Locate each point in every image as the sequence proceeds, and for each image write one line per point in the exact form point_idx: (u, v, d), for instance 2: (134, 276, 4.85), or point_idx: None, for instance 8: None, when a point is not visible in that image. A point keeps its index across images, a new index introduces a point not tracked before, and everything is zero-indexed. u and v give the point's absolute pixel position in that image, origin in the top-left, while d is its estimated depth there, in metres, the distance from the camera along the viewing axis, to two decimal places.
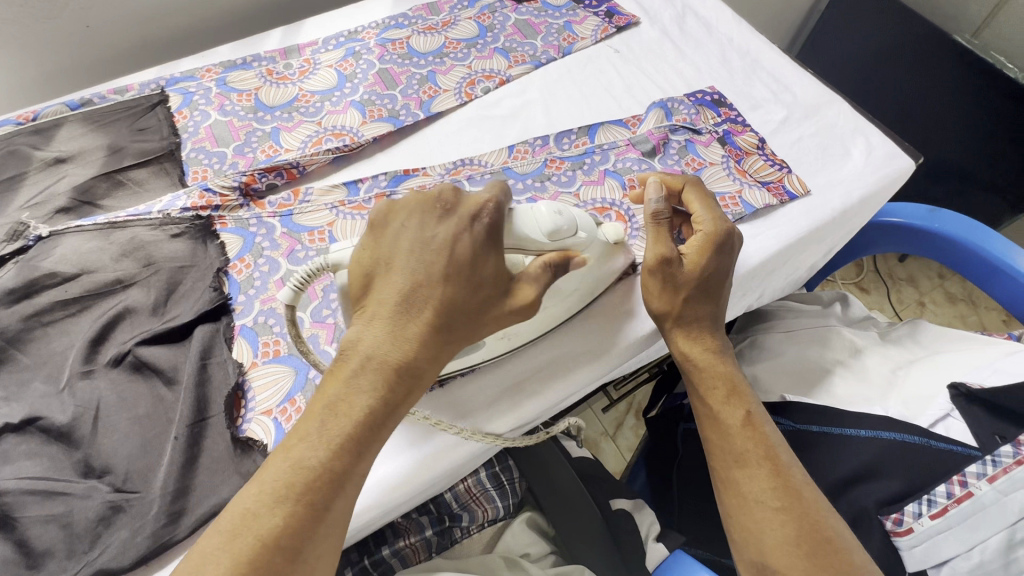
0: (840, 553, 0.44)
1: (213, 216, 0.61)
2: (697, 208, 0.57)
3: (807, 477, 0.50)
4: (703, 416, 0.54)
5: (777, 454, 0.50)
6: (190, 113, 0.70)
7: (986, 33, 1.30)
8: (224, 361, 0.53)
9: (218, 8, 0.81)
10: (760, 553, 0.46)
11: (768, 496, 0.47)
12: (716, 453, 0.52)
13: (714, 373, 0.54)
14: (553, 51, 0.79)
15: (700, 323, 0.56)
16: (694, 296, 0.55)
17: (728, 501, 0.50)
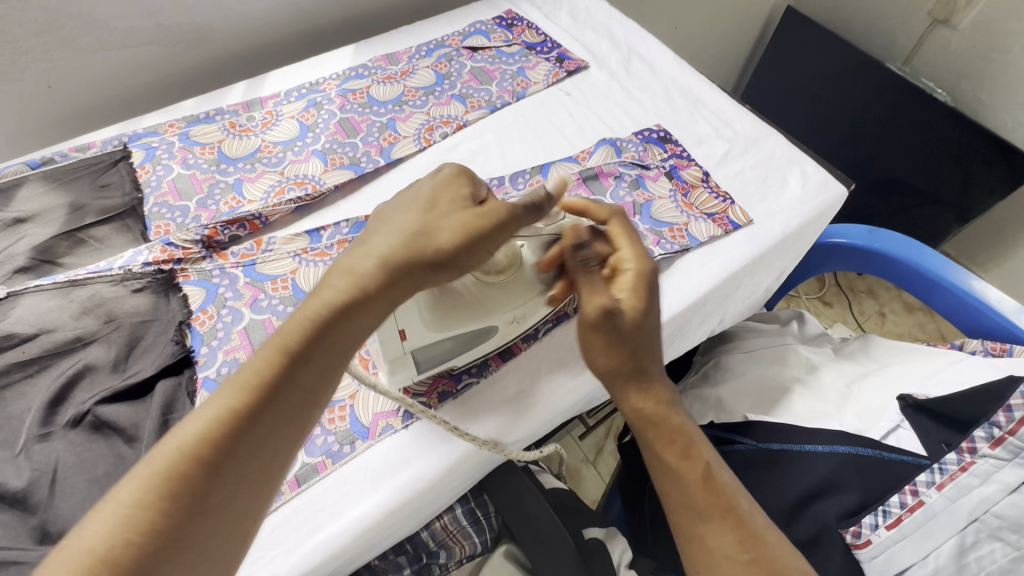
0: None
1: (176, 269, 0.62)
2: (626, 243, 0.57)
3: (769, 520, 0.50)
4: (659, 472, 0.53)
5: (736, 503, 0.50)
6: (152, 168, 0.71)
7: (915, 62, 1.43)
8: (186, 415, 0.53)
9: (182, 65, 0.83)
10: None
11: (734, 549, 0.47)
12: (679, 512, 0.51)
13: (664, 426, 0.53)
14: (507, 96, 0.83)
15: (641, 374, 0.54)
16: (642, 348, 0.54)
17: (697, 562, 0.49)
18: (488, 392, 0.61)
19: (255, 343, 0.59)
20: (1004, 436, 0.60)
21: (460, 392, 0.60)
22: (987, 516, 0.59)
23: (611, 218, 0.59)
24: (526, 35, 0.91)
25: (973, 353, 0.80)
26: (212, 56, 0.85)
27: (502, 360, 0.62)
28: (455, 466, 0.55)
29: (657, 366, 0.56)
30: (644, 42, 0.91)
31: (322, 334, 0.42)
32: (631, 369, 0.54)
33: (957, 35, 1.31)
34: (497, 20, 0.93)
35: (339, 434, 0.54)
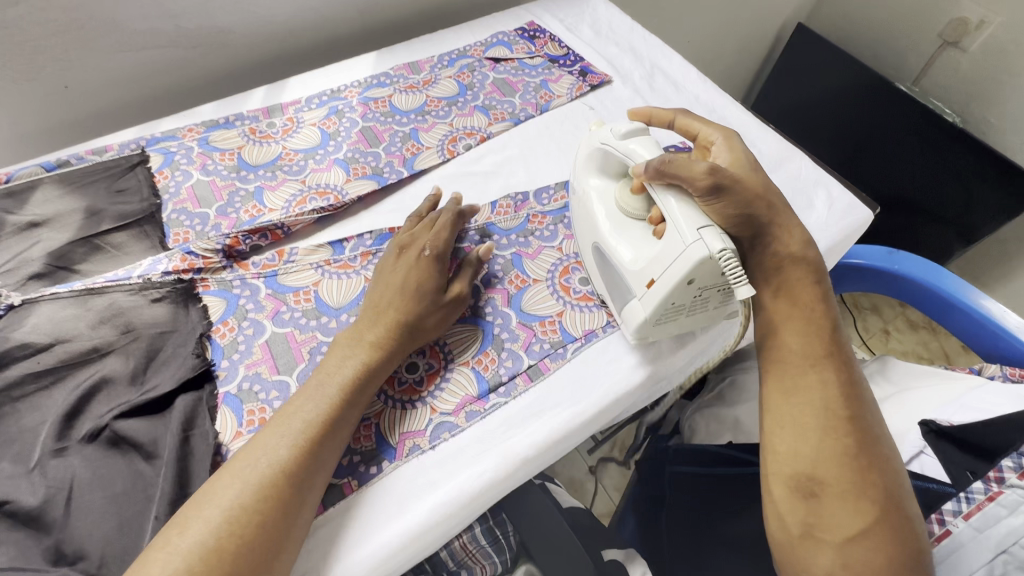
0: (879, 451, 0.52)
1: (196, 279, 0.61)
2: (700, 126, 0.66)
3: (874, 406, 0.55)
4: (774, 325, 0.58)
5: (850, 377, 0.55)
6: (171, 173, 0.70)
7: (924, 81, 1.43)
8: (206, 432, 0.52)
9: (201, 68, 0.82)
10: (803, 459, 0.51)
11: (835, 404, 0.53)
12: (784, 363, 0.56)
13: (795, 279, 0.59)
14: (531, 108, 0.82)
15: (784, 226, 0.59)
16: (757, 194, 0.57)
17: (780, 409, 0.54)
18: (515, 413, 0.56)
19: (277, 358, 0.57)
20: None
21: (487, 413, 0.56)
22: (1015, 548, 0.58)
23: (678, 116, 0.67)
24: (549, 48, 0.91)
25: (991, 377, 0.79)
26: (232, 59, 0.83)
27: (531, 379, 0.58)
28: (480, 484, 0.52)
29: (788, 218, 0.60)
30: (667, 58, 0.91)
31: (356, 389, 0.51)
32: (752, 223, 0.57)
33: (967, 58, 1.32)
34: (520, 31, 0.93)
35: (365, 454, 0.52)
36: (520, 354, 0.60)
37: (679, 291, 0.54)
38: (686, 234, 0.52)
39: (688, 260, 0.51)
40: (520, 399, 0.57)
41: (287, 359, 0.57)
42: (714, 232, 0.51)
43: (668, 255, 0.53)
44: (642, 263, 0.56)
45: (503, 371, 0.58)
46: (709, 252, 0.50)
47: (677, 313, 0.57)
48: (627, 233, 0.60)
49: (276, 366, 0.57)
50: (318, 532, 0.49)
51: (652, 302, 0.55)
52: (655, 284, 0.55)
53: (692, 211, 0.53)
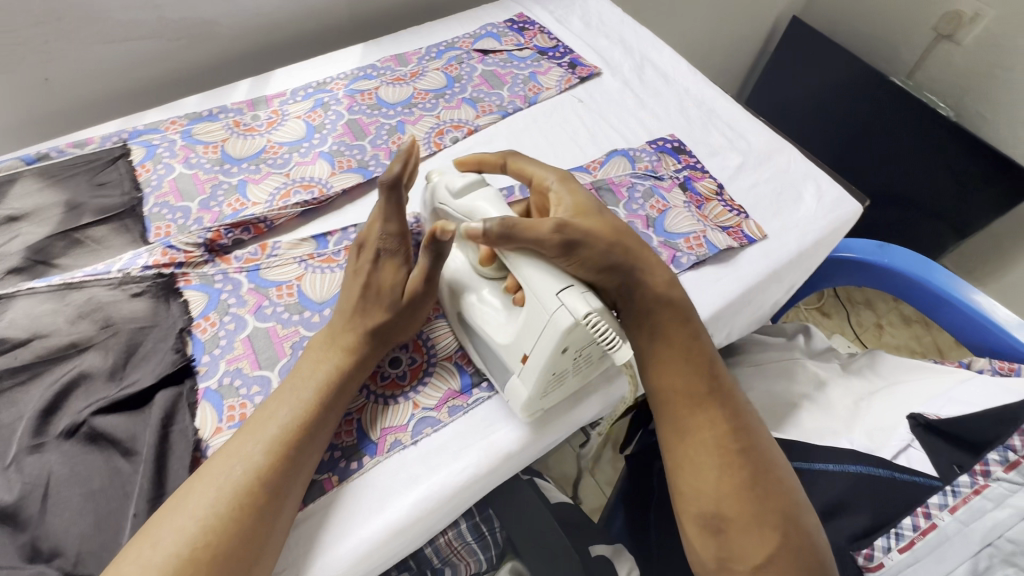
0: (775, 479, 0.52)
1: (177, 273, 0.60)
2: (530, 167, 0.59)
3: (763, 430, 0.55)
4: (658, 370, 0.55)
5: (736, 409, 0.55)
6: (154, 166, 0.69)
7: (918, 75, 1.43)
8: (186, 428, 0.51)
9: (185, 60, 0.81)
10: (706, 498, 0.51)
11: (725, 441, 0.52)
12: (677, 407, 0.55)
13: (665, 322, 0.56)
14: (519, 101, 0.81)
15: (641, 270, 0.55)
16: (611, 238, 0.53)
17: (679, 453, 0.53)
18: (496, 408, 0.57)
19: (259, 352, 0.57)
20: (1020, 460, 0.60)
21: (470, 407, 0.56)
22: (1000, 541, 0.59)
23: (507, 161, 0.60)
24: (539, 40, 0.90)
25: (980, 370, 0.79)
26: (217, 51, 0.82)
27: None
28: (464, 477, 0.52)
29: (647, 256, 0.56)
30: (657, 50, 0.90)
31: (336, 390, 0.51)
32: (615, 270, 0.53)
33: (960, 51, 1.32)
34: (509, 22, 0.92)
35: (345, 449, 0.52)
36: None
37: (555, 360, 0.50)
38: (546, 301, 0.48)
39: (554, 329, 0.48)
40: (503, 393, 0.58)
41: (269, 354, 0.57)
42: (576, 294, 0.47)
43: (534, 327, 0.50)
44: (512, 338, 0.52)
45: None
46: (574, 318, 0.46)
47: (562, 379, 0.54)
48: (488, 300, 0.56)
49: (258, 361, 0.56)
50: (299, 527, 0.49)
51: (531, 377, 0.52)
52: (529, 359, 0.51)
53: (546, 271, 0.49)
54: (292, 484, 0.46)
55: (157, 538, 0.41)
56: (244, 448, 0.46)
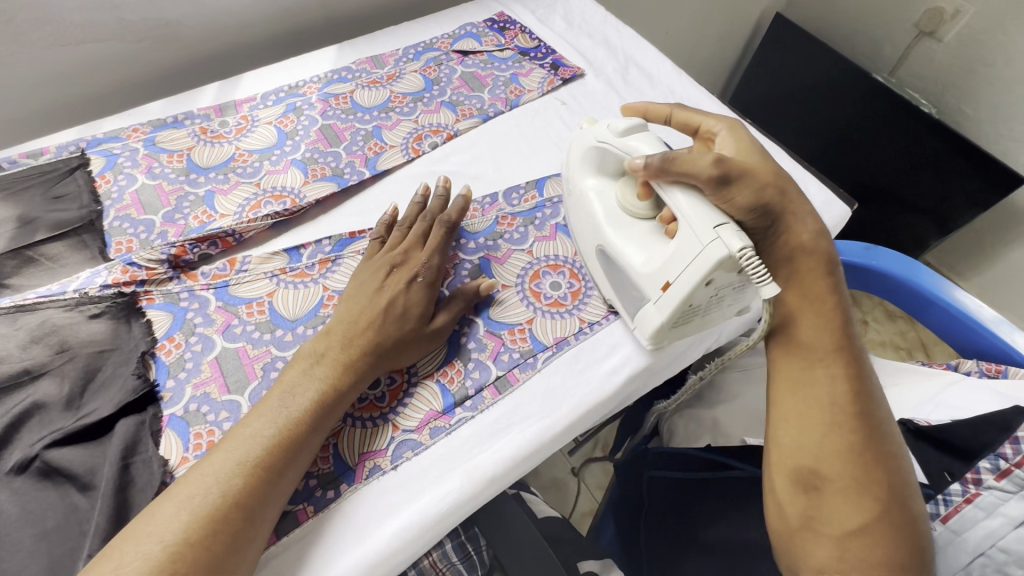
0: (885, 447, 0.50)
1: (138, 292, 0.56)
2: (700, 117, 0.61)
3: (883, 403, 0.53)
4: (790, 320, 0.54)
5: (862, 376, 0.52)
6: (114, 177, 0.65)
7: (901, 71, 1.43)
8: (151, 458, 0.48)
9: (148, 64, 0.77)
10: (806, 454, 0.50)
11: (839, 401, 0.51)
12: (790, 356, 0.54)
13: (807, 273, 0.55)
14: (500, 104, 0.78)
15: (787, 214, 0.54)
16: (767, 181, 0.53)
17: (787, 406, 0.52)
18: (483, 429, 0.53)
19: (228, 375, 0.54)
20: (1011, 468, 0.58)
21: (452, 428, 0.53)
22: (993, 551, 0.57)
23: (675, 109, 0.62)
24: (520, 40, 0.87)
25: (968, 373, 0.79)
26: (182, 54, 0.78)
27: (499, 392, 0.55)
28: (446, 507, 0.49)
29: (802, 204, 0.55)
30: (641, 50, 0.88)
31: (328, 408, 0.48)
32: (767, 215, 0.53)
33: (942, 48, 1.32)
34: (489, 22, 0.89)
35: (321, 477, 0.49)
36: (488, 364, 0.57)
37: (698, 292, 0.51)
38: (702, 232, 0.49)
39: (706, 259, 0.49)
40: (488, 413, 0.54)
41: (238, 376, 0.54)
42: (732, 230, 0.49)
43: (683, 256, 0.51)
44: (653, 268, 0.54)
45: (470, 384, 0.55)
46: (729, 251, 0.48)
47: (693, 313, 0.55)
48: (643, 235, 0.58)
49: (227, 385, 0.53)
50: (270, 564, 0.46)
51: (669, 306, 0.53)
52: (671, 287, 0.52)
53: (705, 206, 0.51)
54: (266, 512, 0.43)
55: (122, 562, 0.37)
56: (217, 465, 0.43)
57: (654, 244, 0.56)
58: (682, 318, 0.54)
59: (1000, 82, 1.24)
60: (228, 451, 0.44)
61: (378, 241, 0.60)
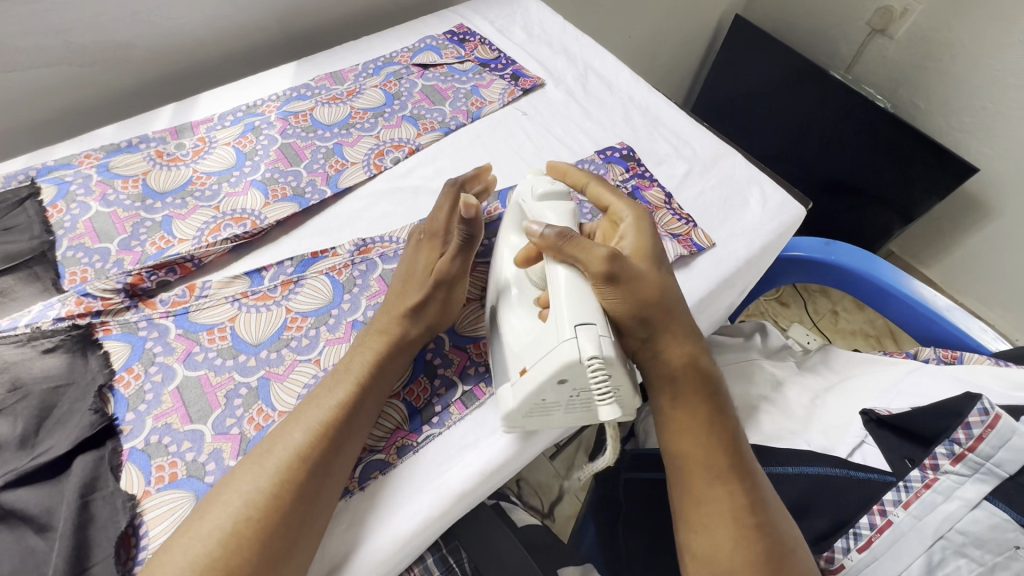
0: (789, 560, 0.50)
1: (94, 323, 0.55)
2: (611, 199, 0.61)
3: (781, 509, 0.54)
4: (682, 439, 0.54)
5: (757, 486, 0.53)
6: (66, 206, 0.64)
7: (856, 69, 1.48)
8: (112, 494, 0.47)
9: (102, 87, 0.75)
10: (719, 568, 0.50)
11: (739, 513, 0.51)
12: (693, 474, 0.53)
13: (684, 384, 0.55)
14: (461, 116, 0.79)
15: (663, 334, 0.55)
16: (650, 297, 0.53)
17: (692, 518, 0.52)
18: (454, 442, 0.53)
19: (189, 405, 0.53)
20: (964, 453, 0.60)
21: (421, 446, 0.53)
22: (952, 533, 0.60)
23: (591, 181, 0.62)
24: (480, 51, 0.87)
25: (927, 360, 0.82)
26: (136, 75, 0.77)
27: (465, 406, 0.55)
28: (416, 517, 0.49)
29: (681, 321, 0.56)
30: (600, 58, 0.89)
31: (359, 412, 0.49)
32: (646, 326, 0.54)
33: (894, 44, 1.37)
34: (449, 34, 0.89)
35: None
36: (454, 378, 0.57)
37: (549, 388, 0.49)
38: (563, 329, 0.48)
39: (558, 356, 0.47)
40: (455, 428, 0.54)
41: (201, 406, 0.53)
42: (591, 333, 0.47)
43: (544, 344, 0.49)
44: (521, 347, 0.52)
45: (436, 400, 0.55)
46: (579, 355, 0.46)
47: (549, 410, 0.51)
48: (518, 315, 0.54)
49: (189, 415, 0.52)
50: None
51: (522, 392, 0.50)
52: (526, 372, 0.50)
53: (584, 295, 0.50)
54: (302, 542, 0.43)
55: None
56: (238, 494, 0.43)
57: (527, 330, 0.53)
58: (543, 413, 0.52)
59: (949, 77, 1.29)
60: (258, 465, 0.44)
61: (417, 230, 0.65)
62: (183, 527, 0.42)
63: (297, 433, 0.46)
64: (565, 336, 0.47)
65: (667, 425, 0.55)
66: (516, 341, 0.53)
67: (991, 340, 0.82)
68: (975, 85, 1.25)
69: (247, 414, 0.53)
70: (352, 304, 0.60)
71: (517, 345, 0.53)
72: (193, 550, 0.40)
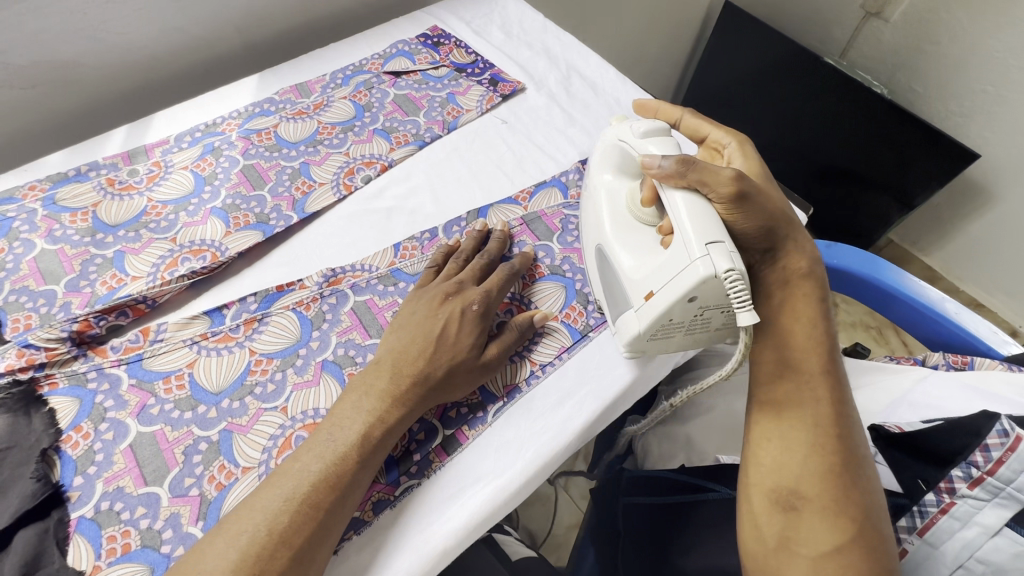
0: (862, 479, 0.47)
1: (38, 377, 0.50)
2: (709, 127, 0.62)
3: (862, 432, 0.50)
4: (779, 345, 0.52)
5: (845, 400, 0.50)
6: (8, 245, 0.58)
7: (851, 54, 1.43)
8: (58, 572, 0.43)
9: (47, 111, 0.70)
10: (785, 474, 0.48)
11: (822, 423, 0.48)
12: (781, 381, 0.51)
13: (797, 296, 0.53)
14: (437, 128, 0.74)
15: (787, 244, 0.53)
16: (779, 213, 0.52)
17: (768, 427, 0.50)
18: (436, 492, 0.49)
19: (144, 465, 0.48)
20: (984, 476, 0.56)
21: (398, 500, 0.48)
22: (970, 562, 0.57)
23: (686, 113, 0.63)
24: (455, 55, 0.82)
25: (936, 366, 0.78)
26: (85, 96, 0.72)
27: (446, 453, 0.51)
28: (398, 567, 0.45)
29: (800, 232, 0.54)
30: (583, 58, 0.84)
31: (341, 477, 0.43)
32: (770, 237, 0.52)
33: (889, 28, 1.32)
34: (421, 38, 0.84)
35: None
36: (435, 422, 0.52)
37: (677, 308, 0.47)
38: (693, 248, 0.46)
39: (689, 275, 0.45)
40: (438, 476, 0.50)
41: (156, 465, 0.48)
42: (723, 250, 0.45)
43: (670, 267, 0.48)
44: (642, 272, 0.51)
45: (415, 447, 0.50)
46: (714, 270, 0.44)
47: (673, 332, 0.51)
48: (640, 242, 0.54)
49: (143, 476, 0.48)
50: None
51: (648, 317, 0.49)
52: (653, 296, 0.49)
53: (706, 215, 0.47)
54: None
55: None
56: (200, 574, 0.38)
57: (650, 252, 0.52)
58: (665, 333, 0.51)
59: (947, 60, 1.24)
60: (229, 538, 0.39)
61: (431, 271, 0.57)
62: None
63: (255, 501, 0.41)
64: (692, 253, 0.45)
65: (765, 331, 0.53)
66: (631, 269, 0.52)
67: (1000, 343, 0.78)
68: (974, 67, 1.21)
69: (207, 473, 0.48)
70: (321, 342, 0.56)
71: (635, 272, 0.51)
72: None
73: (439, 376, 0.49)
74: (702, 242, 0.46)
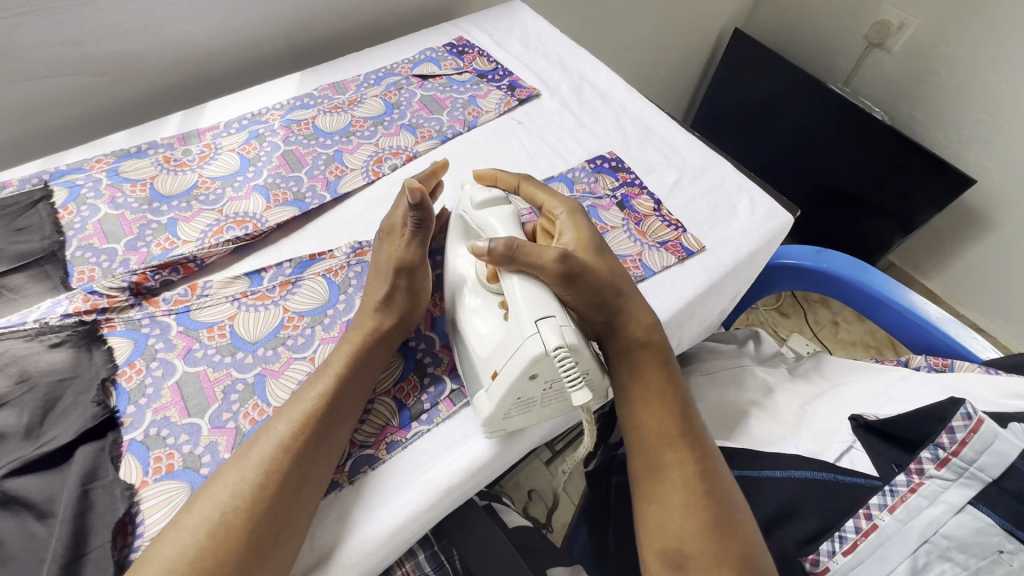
0: (738, 525, 0.52)
1: (100, 319, 0.57)
2: (546, 196, 0.64)
3: (728, 477, 0.56)
4: (635, 414, 0.58)
5: (705, 451, 0.56)
6: (77, 208, 0.66)
7: (854, 81, 1.49)
8: (111, 484, 0.48)
9: (112, 95, 0.78)
10: (669, 535, 0.52)
11: (690, 481, 0.54)
12: (648, 445, 0.56)
13: (644, 359, 0.59)
14: (459, 125, 0.81)
15: (629, 304, 0.60)
16: (603, 285, 0.58)
17: (649, 489, 0.55)
18: (451, 431, 0.56)
19: (188, 400, 0.55)
20: (949, 457, 0.61)
21: (409, 442, 0.54)
22: (936, 538, 0.60)
23: (523, 182, 0.65)
24: (478, 63, 0.90)
25: (918, 368, 0.82)
26: (147, 83, 0.80)
27: (454, 404, 0.57)
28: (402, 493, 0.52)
29: (636, 296, 0.61)
30: (595, 70, 0.92)
31: None
32: (604, 308, 0.58)
33: (891, 58, 1.38)
34: (448, 46, 0.92)
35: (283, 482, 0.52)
36: (445, 380, 0.58)
37: (521, 385, 0.50)
38: (525, 327, 0.49)
39: (524, 354, 0.49)
40: (446, 424, 0.56)
41: (199, 400, 0.55)
42: (552, 325, 0.49)
43: (508, 346, 0.51)
44: (489, 354, 0.53)
45: (426, 397, 0.57)
46: (543, 349, 0.48)
47: (527, 407, 0.53)
48: (480, 315, 0.56)
49: (187, 409, 0.54)
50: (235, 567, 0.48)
51: (496, 396, 0.52)
52: (498, 376, 0.51)
53: (540, 296, 0.51)
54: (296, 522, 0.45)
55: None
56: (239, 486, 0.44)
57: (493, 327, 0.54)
58: (521, 409, 0.54)
59: (945, 89, 1.30)
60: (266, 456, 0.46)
61: None
62: (180, 523, 0.43)
63: (288, 428, 0.48)
64: (527, 336, 0.49)
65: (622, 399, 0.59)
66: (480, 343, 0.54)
67: (980, 348, 0.82)
68: (970, 97, 1.27)
69: (242, 410, 0.54)
70: (347, 305, 0.62)
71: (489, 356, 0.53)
72: (199, 538, 0.41)
73: (377, 297, 0.57)
74: (540, 321, 0.49)
